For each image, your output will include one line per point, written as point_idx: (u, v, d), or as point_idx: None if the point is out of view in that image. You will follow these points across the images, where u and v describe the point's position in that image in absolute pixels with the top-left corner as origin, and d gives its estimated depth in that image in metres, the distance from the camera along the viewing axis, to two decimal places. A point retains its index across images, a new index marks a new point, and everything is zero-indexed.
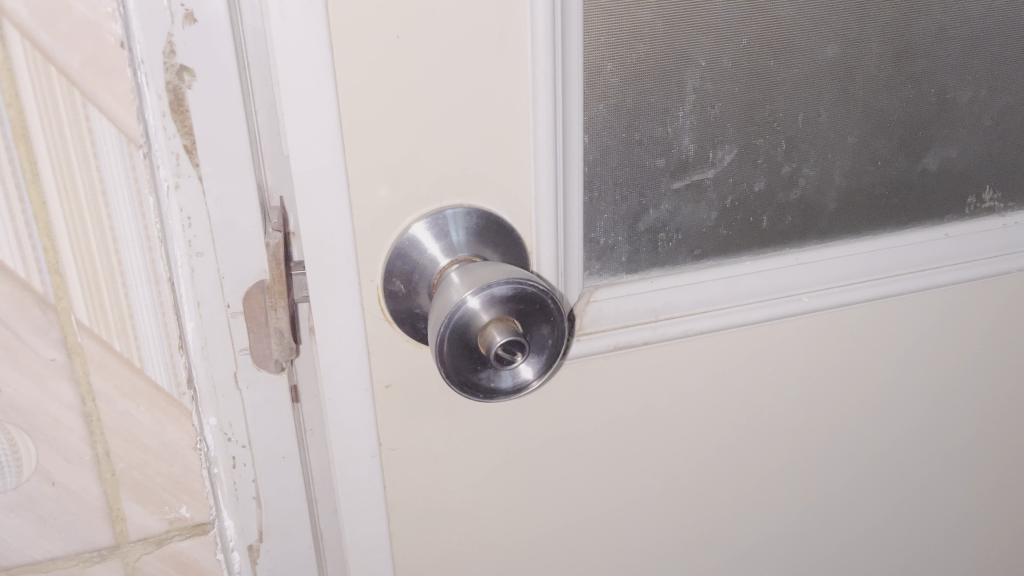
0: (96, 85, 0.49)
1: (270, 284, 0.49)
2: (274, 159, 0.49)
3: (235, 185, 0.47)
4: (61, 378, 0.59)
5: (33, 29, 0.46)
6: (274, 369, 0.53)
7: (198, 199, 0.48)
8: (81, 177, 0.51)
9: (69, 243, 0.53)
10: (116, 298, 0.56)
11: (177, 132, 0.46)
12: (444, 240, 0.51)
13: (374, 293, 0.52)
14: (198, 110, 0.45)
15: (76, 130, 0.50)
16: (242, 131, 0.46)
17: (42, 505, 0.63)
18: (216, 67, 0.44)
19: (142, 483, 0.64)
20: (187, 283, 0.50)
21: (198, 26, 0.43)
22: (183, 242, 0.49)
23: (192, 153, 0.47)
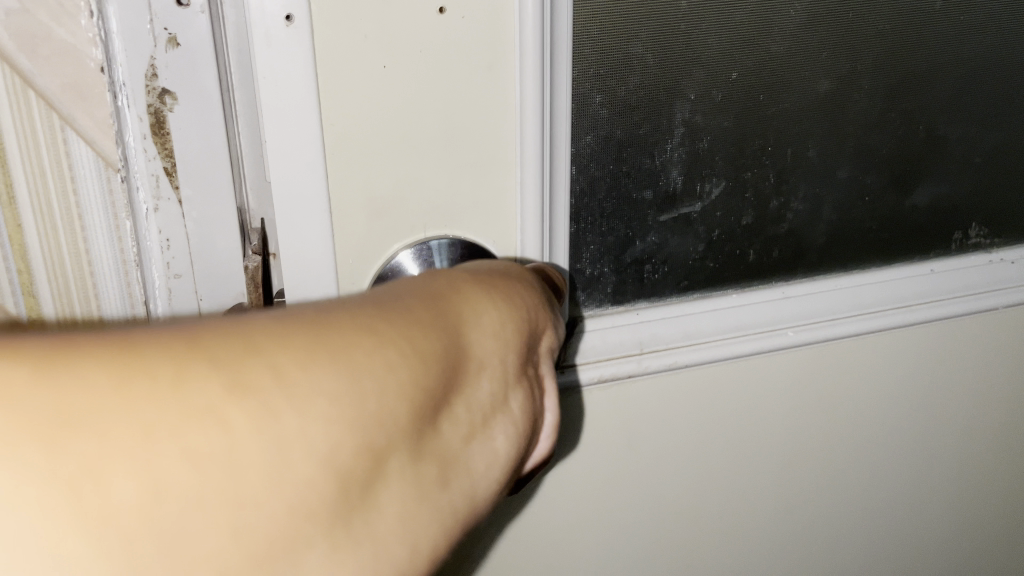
0: (73, 110, 0.48)
1: (250, 303, 0.48)
2: (255, 180, 0.48)
3: (216, 207, 0.47)
4: None
5: (13, 53, 0.45)
6: None
7: (178, 222, 0.47)
8: (56, 199, 0.50)
9: (44, 267, 0.52)
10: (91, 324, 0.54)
11: (157, 154, 0.45)
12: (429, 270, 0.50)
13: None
14: (180, 133, 0.45)
15: (54, 154, 0.49)
16: (224, 155, 0.46)
17: None
18: (199, 89, 0.44)
19: None
20: (162, 305, 0.49)
21: (181, 49, 0.43)
22: (159, 264, 0.48)
23: (172, 175, 0.46)
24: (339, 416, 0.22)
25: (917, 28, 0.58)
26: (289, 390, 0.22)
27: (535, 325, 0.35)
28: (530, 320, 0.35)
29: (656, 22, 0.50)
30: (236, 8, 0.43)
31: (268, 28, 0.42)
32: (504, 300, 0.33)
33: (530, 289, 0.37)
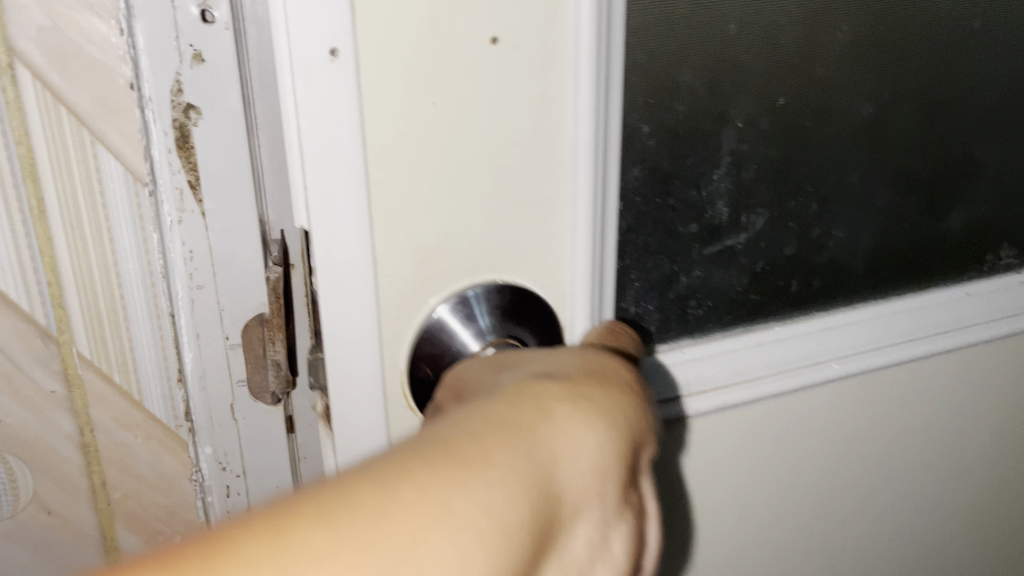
0: (102, 125, 0.48)
1: (270, 314, 0.50)
2: (274, 192, 0.48)
3: (237, 219, 0.48)
4: (62, 408, 0.59)
5: (45, 71, 0.47)
6: (271, 401, 0.52)
7: (201, 233, 0.48)
8: (86, 211, 0.51)
9: (74, 279, 0.53)
10: (118, 332, 0.56)
11: (182, 168, 0.47)
12: (471, 325, 0.41)
13: (398, 378, 0.42)
14: (203, 147, 0.46)
15: (83, 169, 0.50)
16: (246, 168, 0.47)
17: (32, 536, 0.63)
18: (222, 105, 0.45)
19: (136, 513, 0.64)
20: (186, 314, 0.50)
21: (206, 65, 0.44)
22: (182, 275, 0.49)
23: (196, 188, 0.47)
24: (480, 526, 0.22)
25: (962, 49, 0.54)
26: (423, 481, 0.23)
27: (644, 439, 0.31)
28: (635, 439, 0.30)
29: (706, 44, 0.45)
30: (257, 27, 0.44)
31: (303, 56, 0.34)
32: (601, 415, 0.29)
33: (635, 388, 0.31)
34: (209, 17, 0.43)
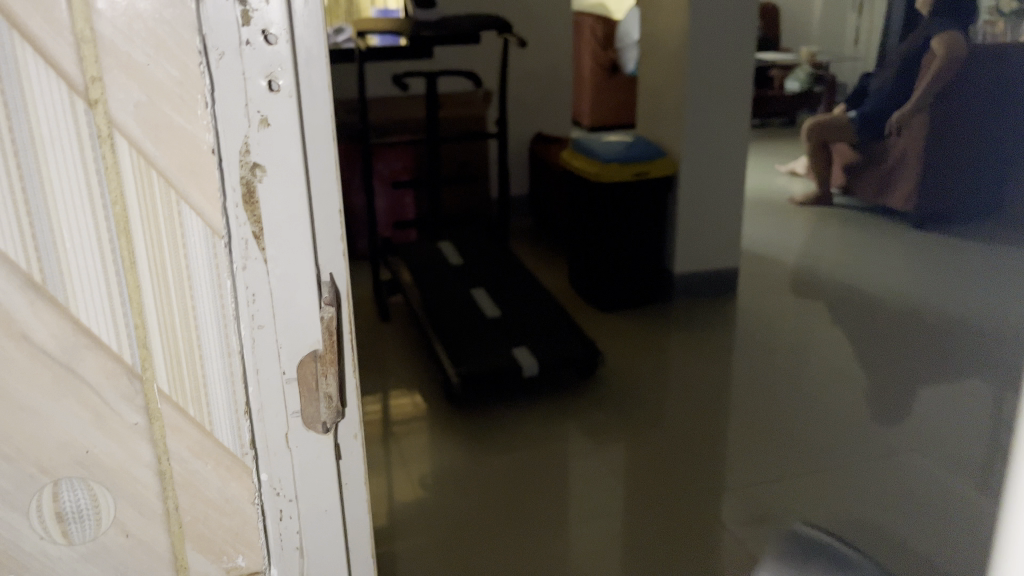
0: (187, 185, 0.50)
1: (323, 351, 0.55)
2: (326, 237, 0.54)
3: (295, 266, 0.53)
4: (142, 440, 0.54)
5: (139, 139, 0.48)
6: (321, 430, 0.57)
7: (264, 279, 0.52)
8: (169, 264, 0.51)
9: (160, 337, 0.52)
10: (194, 375, 0.54)
11: (247, 221, 0.51)
12: None
13: None
14: (268, 200, 0.51)
15: (169, 225, 0.50)
16: (302, 218, 0.52)
17: (113, 558, 0.56)
18: (284, 162, 0.51)
19: (206, 535, 0.57)
20: (249, 353, 0.54)
21: (271, 129, 0.50)
22: (246, 317, 0.53)
23: (260, 238, 0.52)
24: None
25: None
26: None
27: None
28: None
29: None
30: (311, 93, 0.50)
31: None
32: None
33: None
34: (274, 86, 0.49)
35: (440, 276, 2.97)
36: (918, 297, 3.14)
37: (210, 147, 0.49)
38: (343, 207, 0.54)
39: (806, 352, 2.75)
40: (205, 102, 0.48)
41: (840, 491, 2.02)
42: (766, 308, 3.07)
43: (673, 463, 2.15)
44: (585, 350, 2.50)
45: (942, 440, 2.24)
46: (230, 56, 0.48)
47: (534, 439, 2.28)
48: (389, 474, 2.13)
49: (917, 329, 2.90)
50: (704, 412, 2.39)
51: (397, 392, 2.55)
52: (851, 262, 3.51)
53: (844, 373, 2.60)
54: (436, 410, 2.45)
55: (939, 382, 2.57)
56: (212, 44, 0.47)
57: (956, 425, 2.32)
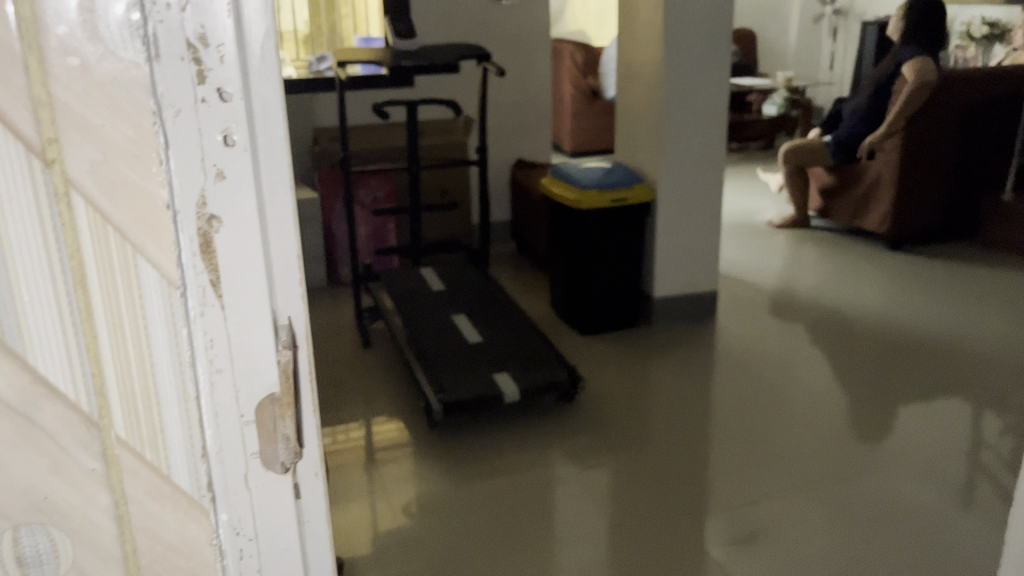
0: (142, 238, 0.52)
1: (280, 394, 0.57)
2: (283, 282, 0.55)
3: (253, 312, 0.55)
4: (100, 486, 0.55)
5: (95, 194, 0.50)
6: (280, 470, 0.58)
7: (221, 325, 0.54)
8: (126, 315, 0.53)
9: (117, 385, 0.54)
10: (151, 421, 0.55)
11: (205, 268, 0.53)
12: None
13: None
14: (225, 250, 0.53)
15: (125, 277, 0.52)
16: (259, 265, 0.54)
17: None
18: (239, 214, 0.52)
19: None
20: (207, 398, 0.55)
21: (227, 182, 0.51)
22: (204, 363, 0.55)
23: (217, 286, 0.53)
24: None
25: None
26: None
27: None
28: None
29: None
30: (267, 144, 0.52)
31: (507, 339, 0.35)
32: None
33: None
34: (229, 141, 0.51)
35: (422, 303, 2.98)
36: (895, 317, 3.18)
37: (165, 200, 0.51)
38: (300, 253, 0.56)
39: (789, 374, 2.76)
40: (160, 160, 0.50)
41: (823, 510, 2.05)
42: (746, 330, 3.11)
43: (657, 487, 2.16)
44: (567, 375, 2.51)
45: (921, 458, 2.27)
46: (186, 113, 0.50)
47: (517, 463, 2.29)
48: (374, 501, 2.14)
49: (895, 348, 2.94)
50: (686, 434, 2.41)
51: (379, 419, 2.55)
52: (829, 282, 3.55)
53: (824, 393, 2.62)
54: (419, 436, 2.45)
55: (919, 401, 2.58)
56: (168, 104, 0.49)
57: (934, 442, 2.35)
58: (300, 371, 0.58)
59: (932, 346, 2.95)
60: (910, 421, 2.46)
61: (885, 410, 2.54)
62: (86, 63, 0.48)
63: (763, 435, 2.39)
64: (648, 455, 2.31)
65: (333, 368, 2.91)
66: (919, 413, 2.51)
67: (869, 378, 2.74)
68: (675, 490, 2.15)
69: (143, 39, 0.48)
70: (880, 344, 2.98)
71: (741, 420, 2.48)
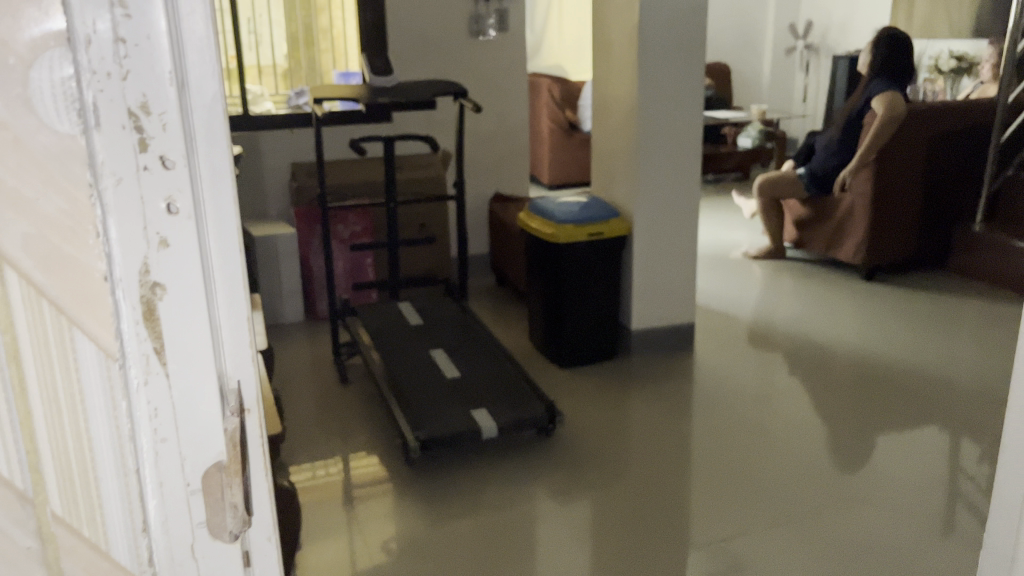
0: (79, 312, 0.51)
1: (228, 462, 0.55)
2: (232, 347, 0.55)
3: (199, 378, 0.53)
4: (35, 564, 0.54)
5: (30, 269, 0.50)
6: (228, 538, 0.56)
7: (165, 393, 0.53)
8: (62, 389, 0.52)
9: (52, 459, 0.53)
10: (89, 495, 0.54)
11: (148, 336, 0.52)
12: None
13: None
14: (169, 318, 0.52)
15: (61, 350, 0.51)
16: (205, 332, 0.53)
17: None
18: (182, 281, 0.51)
19: None
20: (150, 467, 0.54)
21: (170, 249, 0.51)
22: (148, 432, 0.53)
23: (161, 354, 0.52)
24: None
25: None
26: None
27: None
28: None
29: None
30: (215, 209, 0.52)
31: None
32: None
33: None
34: (173, 209, 0.50)
35: (399, 337, 2.96)
36: (871, 347, 3.20)
37: (103, 272, 0.51)
38: (252, 317, 0.56)
39: (767, 404, 2.77)
40: (98, 232, 0.50)
41: (804, 540, 2.04)
42: (724, 361, 3.11)
43: (636, 519, 2.15)
44: (545, 410, 2.49)
45: (901, 488, 2.27)
46: (127, 181, 0.49)
47: (496, 500, 2.26)
48: (351, 538, 2.11)
49: (872, 377, 2.96)
50: (666, 468, 2.39)
51: (357, 453, 2.53)
52: (806, 313, 3.57)
53: (803, 424, 2.63)
54: (397, 472, 2.43)
55: (896, 430, 2.59)
56: (108, 172, 0.49)
57: (913, 472, 2.35)
58: (248, 433, 0.57)
59: (908, 375, 2.97)
60: (887, 449, 2.47)
61: (863, 440, 2.54)
62: (19, 137, 0.48)
63: (743, 464, 2.40)
64: (628, 489, 2.29)
65: (309, 405, 2.88)
66: (897, 440, 2.53)
67: (846, 407, 2.75)
68: (655, 522, 2.14)
69: (79, 112, 0.48)
70: (857, 374, 3.00)
71: (721, 452, 2.47)
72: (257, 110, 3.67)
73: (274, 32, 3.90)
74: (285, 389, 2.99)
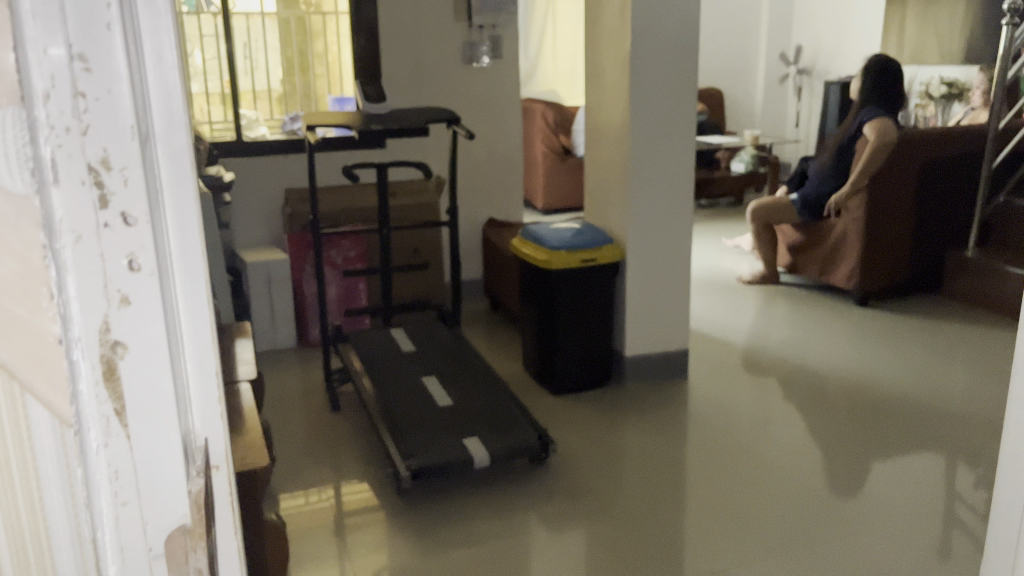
0: (29, 379, 0.50)
1: (192, 526, 0.53)
2: (201, 404, 0.55)
3: (162, 438, 0.51)
4: None
5: None
6: None
7: (126, 455, 0.51)
8: (16, 456, 0.52)
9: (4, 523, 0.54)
10: (42, 561, 0.54)
11: (108, 397, 0.50)
12: None
13: None
14: (130, 378, 0.50)
15: (15, 418, 0.51)
16: (168, 390, 0.51)
17: None
18: (144, 339, 0.50)
19: None
20: (110, 529, 0.52)
21: (132, 306, 0.49)
22: (109, 495, 0.51)
23: (122, 415, 0.50)
24: None
25: None
26: None
27: None
28: None
29: None
30: (182, 256, 0.52)
31: None
32: None
33: None
34: (135, 265, 0.48)
35: (392, 364, 2.94)
36: (866, 373, 3.18)
37: (58, 337, 0.49)
38: (221, 371, 0.56)
39: (763, 430, 2.74)
40: (50, 296, 0.48)
41: (800, 570, 2.00)
42: (718, 388, 3.09)
43: (630, 549, 2.11)
44: (538, 439, 2.47)
45: (897, 514, 2.24)
46: (87, 239, 0.47)
47: (488, 530, 2.22)
48: (341, 568, 2.07)
49: (868, 403, 2.93)
50: (660, 496, 2.36)
51: (347, 482, 2.50)
52: (800, 340, 3.55)
53: (799, 451, 2.60)
54: (388, 500, 2.39)
55: (892, 456, 2.56)
56: (67, 229, 0.47)
57: (910, 500, 2.31)
58: (217, 485, 0.58)
59: (903, 400, 2.94)
60: (884, 476, 2.44)
61: (860, 467, 2.51)
62: None
63: (740, 492, 2.36)
64: (621, 518, 2.25)
65: (300, 433, 2.84)
66: (893, 468, 2.49)
67: (843, 434, 2.72)
68: (649, 552, 2.10)
69: (33, 170, 0.46)
70: (852, 400, 2.97)
71: (716, 480, 2.44)
72: (252, 135, 3.66)
73: (269, 58, 3.89)
74: (276, 417, 2.95)
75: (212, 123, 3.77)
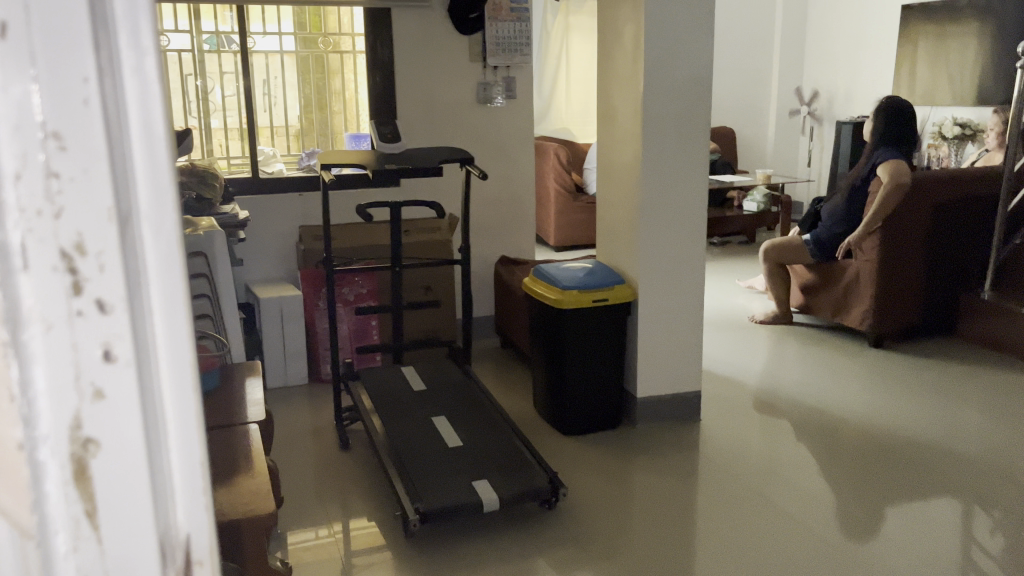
0: None
1: None
2: (186, 500, 0.50)
3: (138, 540, 0.47)
4: None
5: None
6: None
7: (96, 560, 0.47)
8: None
9: None
10: None
11: (79, 498, 0.46)
12: None
13: None
14: (104, 476, 0.46)
15: None
16: (144, 485, 0.47)
17: None
18: (119, 435, 0.46)
19: None
20: None
21: (107, 400, 0.45)
22: None
23: (93, 516, 0.46)
24: None
25: None
26: None
27: None
28: None
29: None
30: (169, 344, 0.47)
31: None
32: None
33: None
34: (111, 355, 0.45)
35: (401, 403, 2.89)
36: (881, 416, 3.10)
37: (20, 440, 0.44)
38: (207, 461, 0.51)
39: (775, 473, 2.66)
40: (12, 394, 0.43)
41: None
42: (732, 431, 3.01)
43: None
44: (548, 483, 2.40)
45: (910, 560, 2.16)
46: (58, 328, 0.43)
47: None
48: None
49: (882, 447, 2.86)
50: (667, 541, 2.28)
51: (349, 521, 2.44)
52: (816, 381, 3.47)
53: (808, 495, 2.52)
54: (390, 543, 2.33)
55: (907, 502, 2.47)
56: (36, 318, 0.43)
57: (924, 547, 2.23)
58: None
59: (918, 444, 2.86)
60: (898, 521, 2.36)
61: (873, 512, 2.42)
62: None
63: (748, 538, 2.28)
64: (627, 564, 2.18)
65: (303, 471, 2.79)
66: (906, 514, 2.41)
67: (856, 478, 2.64)
68: None
69: None
70: (866, 443, 2.89)
71: (722, 523, 2.37)
72: (268, 171, 3.70)
73: (288, 95, 3.88)
74: (282, 456, 2.89)
75: (229, 159, 3.80)
